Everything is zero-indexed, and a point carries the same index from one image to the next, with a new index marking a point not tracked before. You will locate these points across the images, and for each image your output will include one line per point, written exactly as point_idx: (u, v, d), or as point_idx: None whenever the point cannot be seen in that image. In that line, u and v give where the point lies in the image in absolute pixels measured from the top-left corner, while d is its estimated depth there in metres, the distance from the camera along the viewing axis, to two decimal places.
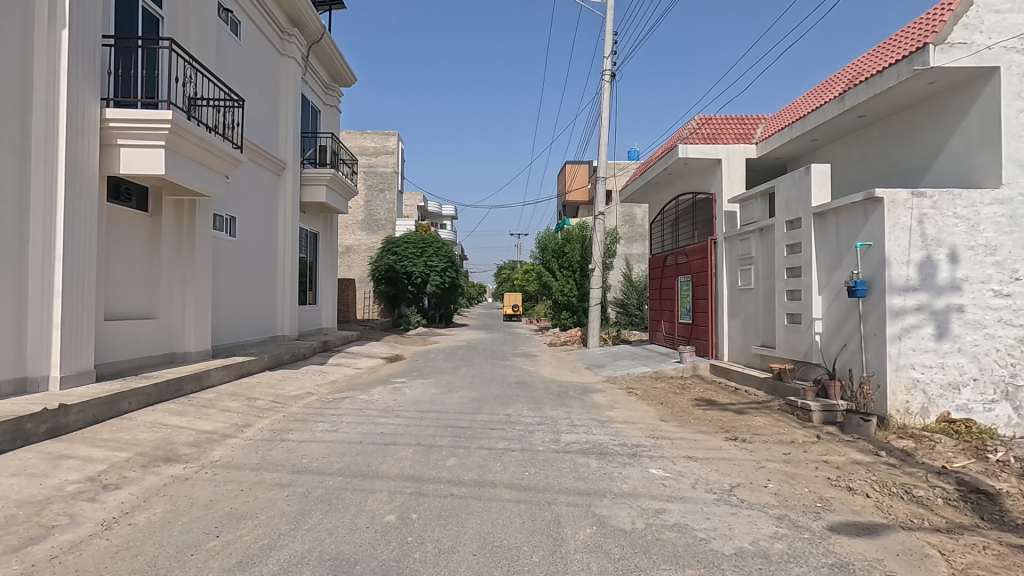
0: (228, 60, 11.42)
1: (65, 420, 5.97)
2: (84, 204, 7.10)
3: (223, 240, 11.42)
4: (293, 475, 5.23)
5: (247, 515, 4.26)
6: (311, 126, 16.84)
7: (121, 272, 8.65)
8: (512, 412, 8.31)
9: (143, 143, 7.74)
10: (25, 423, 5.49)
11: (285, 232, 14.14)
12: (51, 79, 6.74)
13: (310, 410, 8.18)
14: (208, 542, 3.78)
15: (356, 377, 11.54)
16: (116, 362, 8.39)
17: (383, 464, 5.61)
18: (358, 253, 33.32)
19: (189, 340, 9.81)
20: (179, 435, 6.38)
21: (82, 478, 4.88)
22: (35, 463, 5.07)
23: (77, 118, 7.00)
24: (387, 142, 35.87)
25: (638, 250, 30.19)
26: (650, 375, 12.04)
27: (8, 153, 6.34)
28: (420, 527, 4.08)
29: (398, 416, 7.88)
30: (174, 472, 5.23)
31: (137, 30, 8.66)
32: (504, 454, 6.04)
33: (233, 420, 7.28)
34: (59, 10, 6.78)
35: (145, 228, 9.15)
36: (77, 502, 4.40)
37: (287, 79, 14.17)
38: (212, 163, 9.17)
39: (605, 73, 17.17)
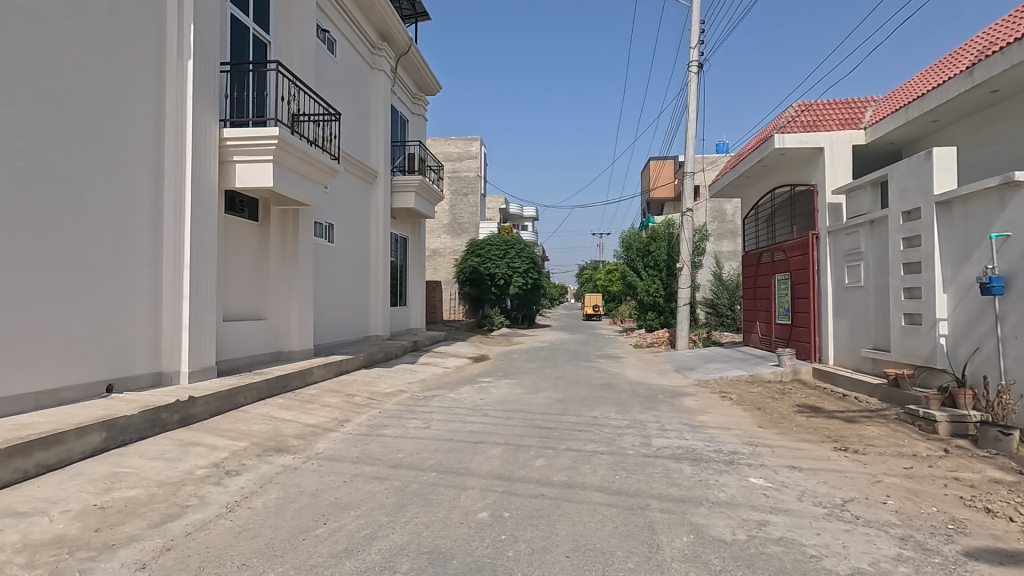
0: (325, 77, 12.19)
1: (193, 411, 6.64)
2: (205, 215, 7.82)
3: (323, 246, 12.21)
4: (390, 469, 5.47)
5: (350, 506, 4.50)
6: (400, 136, 17.58)
7: (236, 276, 9.50)
8: (600, 414, 8.19)
9: (253, 159, 8.45)
10: (162, 413, 6.16)
11: (377, 237, 14.86)
12: (180, 105, 7.52)
13: (403, 407, 8.55)
14: (316, 529, 4.03)
15: (444, 376, 11.93)
16: (233, 359, 9.19)
17: (472, 462, 5.71)
18: (444, 257, 34.39)
19: (294, 340, 10.57)
20: (289, 428, 6.89)
21: (208, 464, 5.39)
22: (169, 448, 5.66)
23: (201, 139, 7.76)
24: (470, 147, 37.02)
25: (729, 247, 28.88)
26: (745, 379, 11.38)
27: (145, 173, 7.08)
28: (512, 526, 4.11)
29: (485, 415, 8.03)
30: (285, 462, 5.66)
31: (248, 56, 9.46)
32: (592, 456, 5.96)
33: (334, 415, 7.76)
34: (186, 42, 7.52)
35: (255, 236, 9.96)
36: (205, 485, 4.87)
37: (377, 91, 14.86)
38: (313, 175, 9.84)
39: (692, 64, 16.49)
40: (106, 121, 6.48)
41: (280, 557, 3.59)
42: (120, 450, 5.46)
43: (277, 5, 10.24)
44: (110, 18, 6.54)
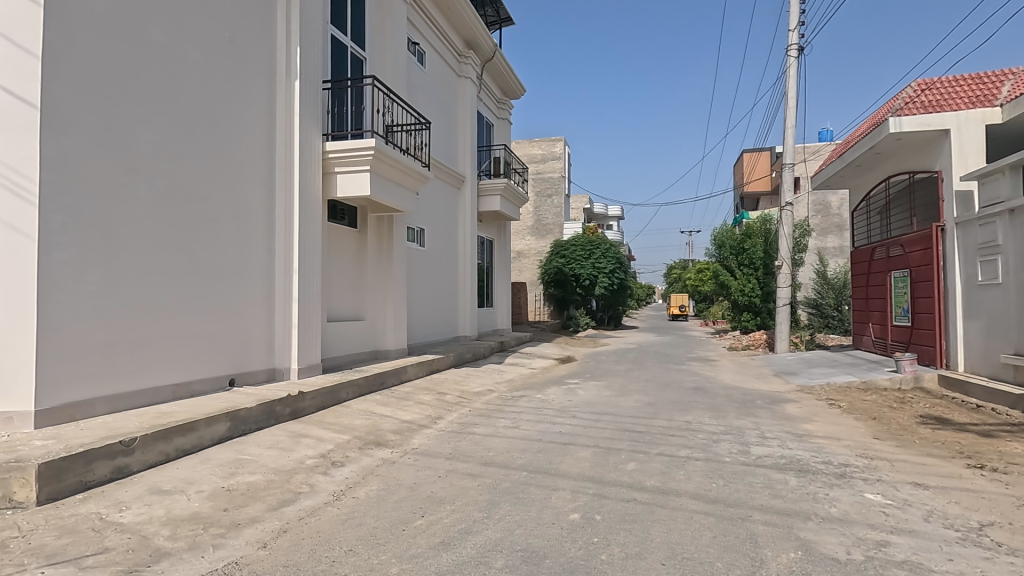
0: (416, 88, 12.72)
1: (302, 405, 7.17)
2: (311, 223, 8.43)
3: (415, 250, 12.74)
4: (482, 467, 5.59)
5: (445, 500, 4.66)
6: (485, 140, 17.94)
7: (338, 279, 10.16)
8: (693, 419, 7.88)
9: (352, 169, 9.00)
10: (276, 406, 6.71)
11: (465, 240, 15.27)
12: (288, 122, 8.16)
13: (492, 406, 8.71)
14: (415, 521, 4.22)
15: (531, 377, 12.02)
16: (336, 357, 9.83)
17: (562, 464, 5.70)
18: (529, 258, 34.63)
19: (390, 339, 11.11)
20: (386, 423, 7.25)
21: (316, 455, 5.80)
22: (283, 439, 6.16)
23: (306, 153, 8.38)
24: (554, 148, 37.03)
25: (834, 243, 26.76)
26: (856, 386, 10.46)
27: (260, 186, 7.76)
28: (605, 529, 4.06)
29: (574, 417, 7.99)
30: (384, 455, 5.96)
31: (347, 73, 10.09)
32: (686, 463, 5.75)
33: (428, 412, 8.07)
34: (293, 64, 8.16)
35: (354, 242, 10.58)
36: (314, 474, 5.25)
37: (463, 98, 15.28)
38: (406, 182, 10.30)
39: (790, 48, 15.45)
40: (227, 142, 7.16)
41: (383, 545, 3.79)
42: (241, 439, 6.02)
43: (372, 22, 10.82)
44: (229, 47, 7.23)
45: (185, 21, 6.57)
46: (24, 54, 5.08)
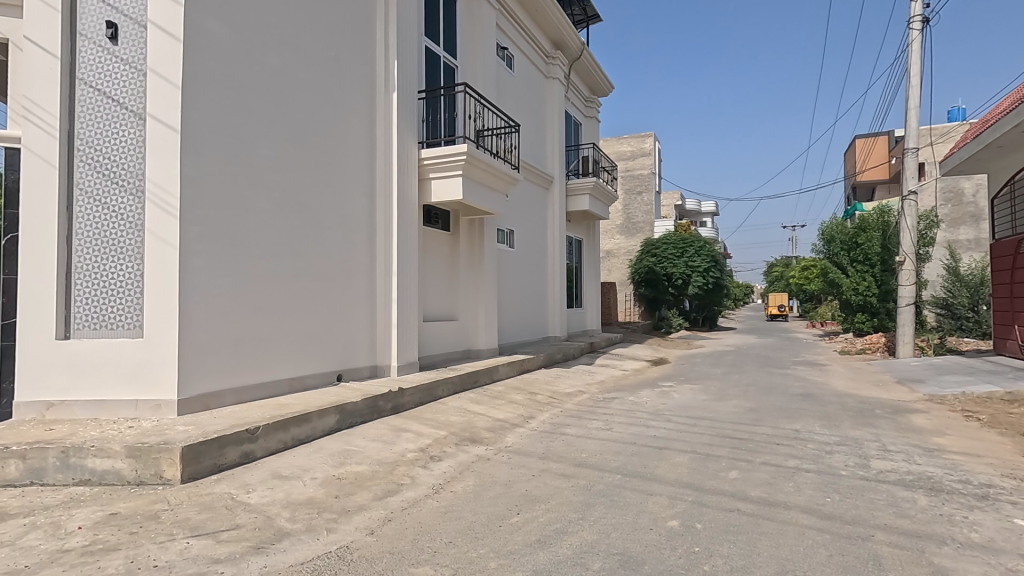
0: (505, 92, 12.94)
1: (402, 400, 7.53)
2: (408, 227, 8.82)
3: (505, 251, 12.96)
4: (575, 467, 5.57)
5: (539, 499, 4.69)
6: (573, 140, 17.85)
7: (433, 281, 10.54)
8: (801, 427, 7.35)
9: (447, 174, 9.32)
10: (379, 401, 7.10)
11: (553, 240, 15.28)
12: (387, 132, 8.61)
13: (583, 408, 8.65)
14: (511, 518, 4.28)
15: (623, 379, 11.79)
16: (432, 356, 10.22)
17: (658, 468, 5.54)
18: (618, 258, 33.99)
19: (482, 339, 11.37)
20: (480, 420, 7.44)
21: (416, 449, 6.07)
22: (385, 432, 6.50)
23: (403, 160, 8.79)
24: (644, 144, 36.08)
25: (968, 235, 23.79)
26: (999, 396, 9.22)
27: (362, 194, 8.25)
28: (706, 539, 3.89)
29: (669, 420, 7.74)
30: (479, 452, 6.12)
31: (440, 81, 10.47)
32: (795, 473, 5.37)
33: (520, 411, 8.17)
34: (390, 77, 8.59)
35: (447, 244, 10.97)
36: (415, 467, 5.49)
37: (551, 99, 15.32)
38: (496, 185, 10.49)
39: (912, 20, 13.96)
40: (332, 153, 7.68)
41: (480, 540, 3.88)
42: (349, 431, 6.43)
43: (463, 31, 11.14)
44: (334, 64, 7.75)
45: (296, 44, 7.13)
46: (167, 84, 5.77)
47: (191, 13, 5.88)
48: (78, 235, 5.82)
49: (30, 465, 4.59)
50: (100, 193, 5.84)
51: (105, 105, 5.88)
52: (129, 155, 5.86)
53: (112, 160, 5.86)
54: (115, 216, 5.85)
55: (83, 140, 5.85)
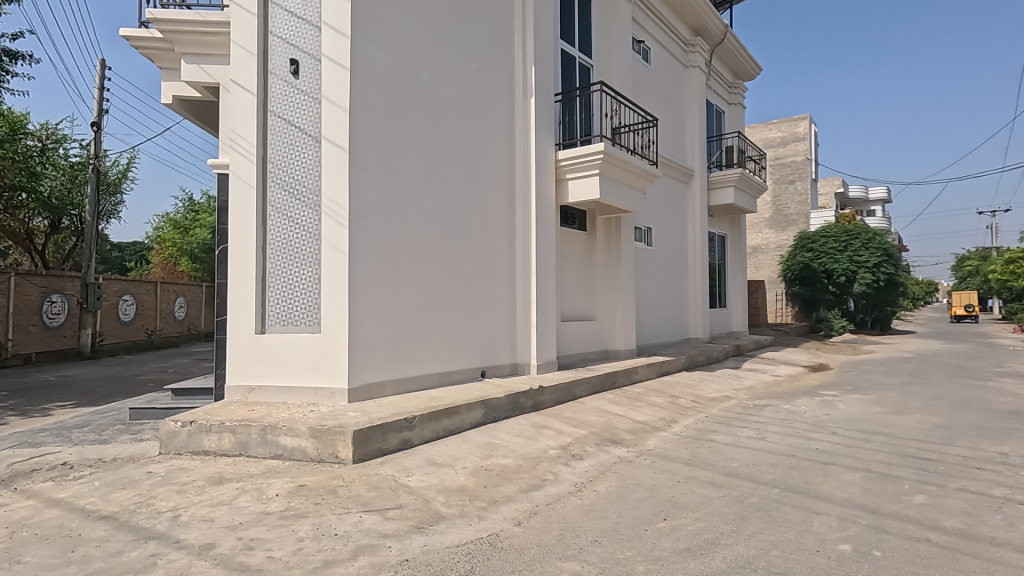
0: (642, 86, 12.61)
1: (542, 398, 7.70)
2: (545, 228, 8.99)
3: (642, 249, 12.63)
4: (726, 477, 5.25)
5: (688, 507, 4.50)
6: (716, 130, 16.82)
7: (570, 281, 10.62)
8: (1010, 450, 6.15)
9: (583, 174, 9.34)
10: (520, 398, 7.33)
11: (695, 237, 14.55)
12: (525, 136, 8.85)
13: (731, 414, 8.11)
14: (658, 523, 4.17)
15: (776, 385, 10.83)
16: (569, 355, 10.29)
17: (823, 485, 5.01)
18: (767, 253, 31.31)
19: (619, 339, 11.19)
20: (621, 422, 7.33)
21: (558, 446, 6.16)
22: (527, 428, 6.69)
23: (541, 163, 8.97)
24: (797, 128, 32.83)
25: None
26: None
27: (502, 197, 8.58)
28: (887, 569, 3.44)
29: (834, 433, 6.95)
30: (620, 454, 6.04)
31: (575, 82, 10.52)
32: (1005, 505, 4.52)
33: (662, 415, 7.90)
34: (529, 82, 8.82)
35: (583, 243, 10.99)
36: (557, 464, 5.57)
37: (691, 89, 14.61)
38: (634, 182, 10.27)
39: None
40: (475, 160, 8.10)
41: (627, 542, 3.83)
42: (493, 425, 6.73)
43: (598, 29, 11.10)
44: (477, 76, 8.16)
45: (443, 60, 7.63)
46: (338, 110, 6.52)
47: (357, 43, 6.59)
48: (270, 245, 6.80)
49: (239, 438, 5.47)
50: (287, 208, 6.77)
51: (290, 131, 6.81)
52: (309, 173, 6.72)
53: (295, 179, 6.76)
54: (298, 227, 6.74)
55: (274, 163, 6.82)
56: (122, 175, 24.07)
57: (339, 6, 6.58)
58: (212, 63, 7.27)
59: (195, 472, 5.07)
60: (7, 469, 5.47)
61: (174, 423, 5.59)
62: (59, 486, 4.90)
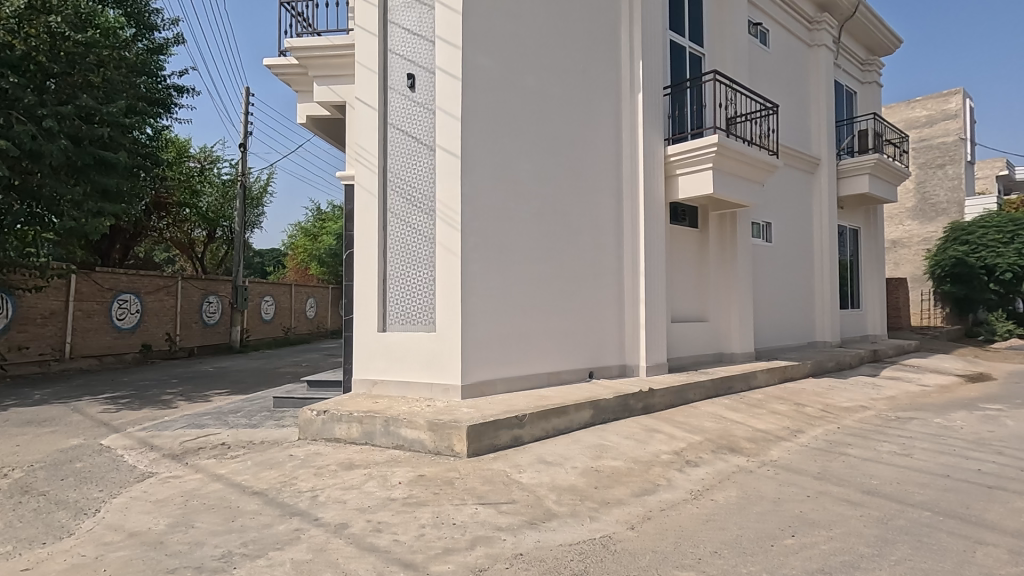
0: (760, 71, 11.82)
1: (653, 401, 7.48)
2: (655, 226, 8.73)
3: (761, 246, 11.83)
4: (863, 495, 4.77)
5: (819, 524, 4.15)
6: (846, 113, 15.31)
7: (681, 281, 10.22)
8: None
9: (696, 169, 8.94)
10: (630, 400, 7.18)
11: (822, 231, 13.34)
12: (633, 133, 8.66)
13: (869, 426, 7.33)
14: (785, 539, 3.89)
15: (923, 396, 9.60)
16: (681, 358, 9.88)
17: (987, 512, 4.37)
18: (910, 248, 27.83)
19: (736, 342, 10.57)
20: (739, 429, 6.92)
21: (670, 451, 5.96)
22: (638, 431, 6.54)
23: (649, 159, 8.72)
24: (947, 104, 28.75)
25: None
26: None
27: (609, 196, 8.47)
28: None
29: (1000, 453, 6.03)
30: (740, 463, 5.71)
31: (686, 73, 10.12)
32: None
33: (785, 424, 7.34)
34: (636, 78, 8.62)
35: (695, 241, 10.53)
36: (670, 470, 5.39)
37: (817, 70, 13.43)
38: (751, 174, 9.65)
39: None
40: (582, 161, 8.07)
41: (750, 556, 3.62)
42: (603, 426, 6.67)
43: (709, 16, 10.60)
44: (583, 76, 8.13)
45: (550, 63, 7.69)
46: (451, 119, 6.82)
47: (468, 53, 6.86)
48: (390, 249, 7.27)
49: (365, 428, 5.92)
50: (405, 214, 7.21)
51: (407, 142, 7.24)
52: (425, 181, 7.11)
53: (412, 187, 7.18)
54: (415, 232, 7.16)
55: (393, 173, 7.30)
56: (263, 190, 27.01)
57: (452, 19, 6.89)
58: (340, 83, 7.96)
59: (329, 457, 5.58)
60: (180, 445, 6.38)
61: (311, 412, 6.18)
62: (220, 463, 5.63)
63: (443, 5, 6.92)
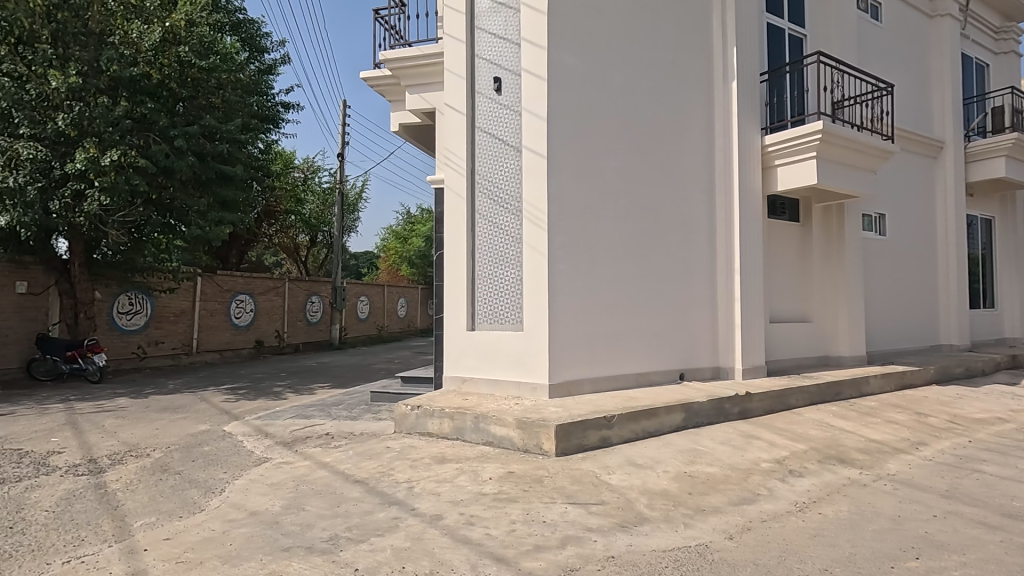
0: (871, 49, 10.84)
1: (750, 406, 7.09)
2: (751, 221, 8.27)
3: (873, 240, 10.84)
4: (1004, 518, 4.22)
5: (949, 548, 3.73)
6: (976, 88, 13.65)
7: (781, 278, 9.59)
8: None
9: (797, 159, 8.37)
10: (725, 404, 6.85)
11: (947, 222, 12.00)
12: (726, 124, 8.25)
13: (1008, 442, 6.48)
14: (907, 561, 3.54)
15: None
16: (781, 360, 9.28)
17: None
18: None
19: (844, 345, 9.77)
20: (849, 439, 6.38)
21: (771, 459, 5.61)
22: (734, 437, 6.23)
23: (745, 150, 8.27)
24: None
25: None
26: None
27: (701, 191, 8.14)
28: None
29: None
30: (851, 475, 5.26)
31: (785, 57, 9.49)
32: None
33: (905, 435, 6.67)
34: (730, 65, 8.21)
35: (797, 236, 9.85)
36: (772, 479, 5.08)
37: (940, 43, 12.10)
38: (861, 162, 8.87)
39: None
40: (671, 156, 7.81)
41: None
42: (695, 430, 6.42)
43: None
44: (673, 67, 7.86)
45: (637, 57, 7.52)
46: (537, 119, 6.86)
47: (553, 52, 6.86)
48: (478, 249, 7.44)
49: (456, 424, 6.10)
50: (493, 215, 7.35)
51: (494, 144, 7.38)
52: (512, 182, 7.21)
53: (500, 188, 7.30)
54: (502, 232, 7.27)
55: (481, 175, 7.46)
56: (359, 196, 28.62)
57: (537, 20, 6.92)
58: (430, 91, 8.26)
59: (422, 450, 5.81)
60: (290, 434, 6.92)
61: (405, 406, 6.46)
62: (325, 451, 6.04)
63: (529, 7, 6.97)
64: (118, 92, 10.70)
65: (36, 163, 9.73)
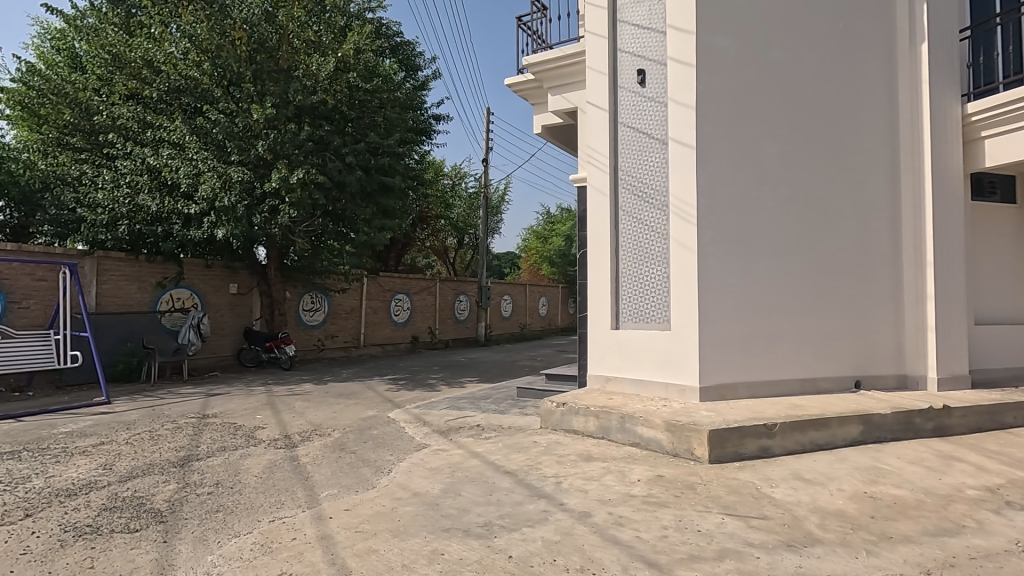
0: None
1: (949, 422, 6.05)
2: (950, 205, 7.03)
3: None
4: None
5: None
6: None
7: (990, 272, 8.03)
8: None
9: (1014, 127, 6.94)
10: (915, 418, 5.92)
11: None
12: (915, 93, 7.11)
13: None
14: None
15: None
16: (991, 370, 7.77)
17: None
18: None
19: None
20: None
21: (980, 487, 4.73)
22: (929, 457, 5.35)
23: (941, 122, 7.05)
24: None
25: None
26: None
27: (881, 173, 7.13)
28: None
29: None
30: None
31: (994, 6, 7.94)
32: None
33: None
34: (919, 25, 7.07)
35: (1013, 221, 8.18)
36: (982, 510, 4.28)
37: None
38: None
39: None
40: (843, 135, 6.94)
41: None
42: (877, 446, 5.64)
43: None
44: (845, 36, 6.99)
45: (802, 29, 6.81)
46: (685, 108, 6.54)
47: (702, 36, 6.50)
48: (623, 246, 7.30)
49: (601, 423, 6.06)
50: (638, 211, 7.17)
51: (639, 138, 7.18)
52: (658, 176, 6.97)
53: (645, 183, 7.09)
54: (648, 228, 7.06)
55: (625, 171, 7.31)
56: (501, 199, 29.73)
57: (684, 5, 6.61)
58: (571, 91, 8.31)
59: (569, 447, 5.87)
60: (445, 423, 7.43)
61: (550, 403, 6.57)
62: (477, 442, 6.39)
63: None
64: (302, 118, 12.30)
65: (243, 184, 11.54)
